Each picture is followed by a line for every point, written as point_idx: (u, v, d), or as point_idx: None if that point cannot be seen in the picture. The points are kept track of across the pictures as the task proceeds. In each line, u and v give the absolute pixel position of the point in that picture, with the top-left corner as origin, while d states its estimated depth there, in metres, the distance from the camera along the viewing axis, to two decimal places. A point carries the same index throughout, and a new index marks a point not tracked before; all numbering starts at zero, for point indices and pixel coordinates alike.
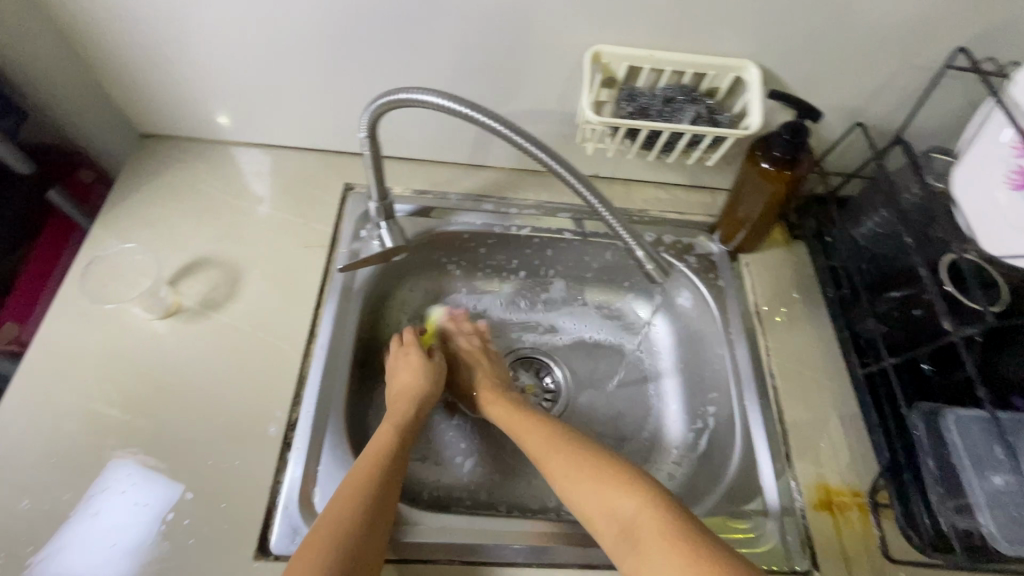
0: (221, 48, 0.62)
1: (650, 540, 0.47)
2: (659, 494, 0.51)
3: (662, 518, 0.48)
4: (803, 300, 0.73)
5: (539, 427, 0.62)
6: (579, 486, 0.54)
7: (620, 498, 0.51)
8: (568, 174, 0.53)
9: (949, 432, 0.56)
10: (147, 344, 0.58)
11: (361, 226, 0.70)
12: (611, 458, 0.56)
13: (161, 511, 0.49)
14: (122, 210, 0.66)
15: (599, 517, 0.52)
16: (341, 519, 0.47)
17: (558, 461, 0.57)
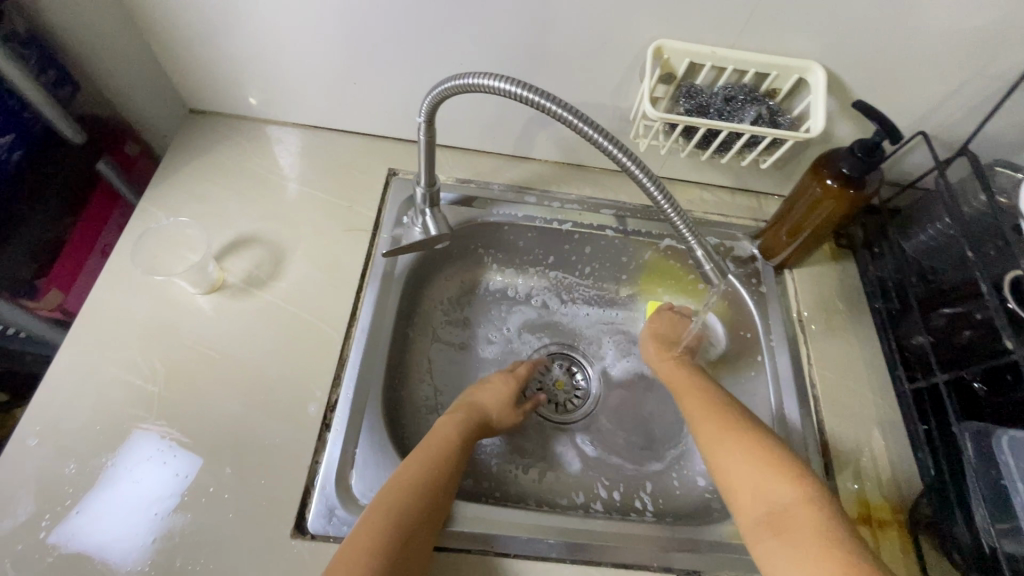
0: (279, 36, 0.64)
1: (802, 533, 0.49)
2: (823, 493, 0.52)
3: (819, 518, 0.50)
4: (846, 311, 0.72)
5: (706, 399, 0.64)
6: (738, 457, 0.56)
7: (778, 483, 0.53)
8: (639, 170, 0.50)
9: (1002, 455, 0.54)
10: (192, 318, 0.62)
11: (404, 211, 0.72)
12: (776, 442, 0.57)
13: (198, 482, 0.54)
14: (174, 186, 0.70)
15: (750, 494, 0.54)
16: (388, 521, 0.51)
17: (724, 430, 0.60)
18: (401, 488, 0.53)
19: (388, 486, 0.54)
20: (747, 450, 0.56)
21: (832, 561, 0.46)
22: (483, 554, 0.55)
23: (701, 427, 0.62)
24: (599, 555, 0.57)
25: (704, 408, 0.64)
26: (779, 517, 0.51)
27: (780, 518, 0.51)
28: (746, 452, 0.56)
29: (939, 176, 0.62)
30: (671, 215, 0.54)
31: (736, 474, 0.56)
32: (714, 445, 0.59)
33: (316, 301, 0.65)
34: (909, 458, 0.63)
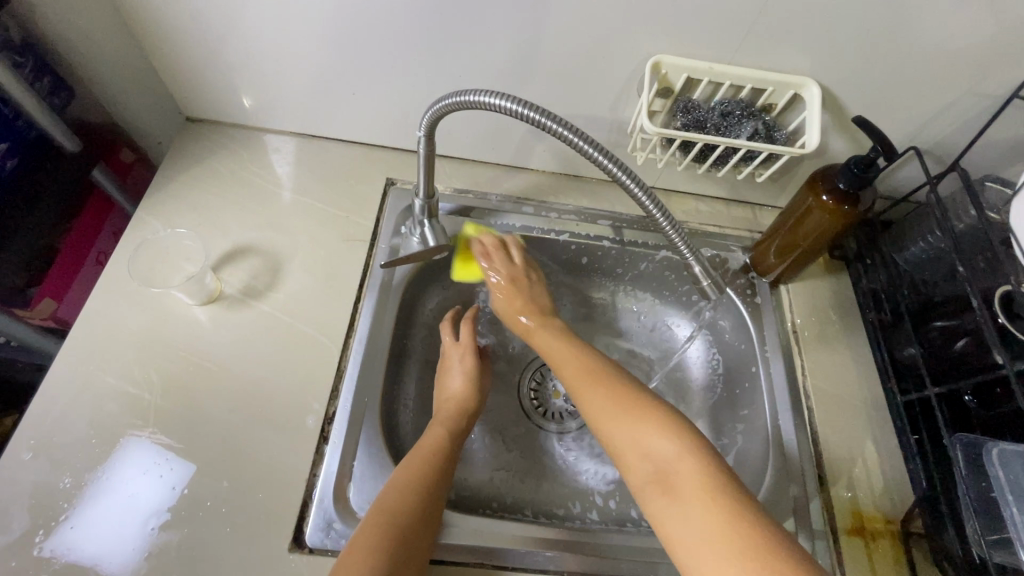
0: (277, 47, 0.64)
1: (687, 491, 0.45)
2: (704, 448, 0.48)
3: (701, 474, 0.46)
4: (840, 322, 0.73)
5: (586, 358, 0.60)
6: (614, 416, 0.53)
7: (657, 441, 0.49)
8: (635, 187, 0.51)
9: (992, 467, 0.54)
10: (189, 329, 0.62)
11: (402, 221, 0.73)
12: (650, 399, 0.54)
13: (195, 497, 0.53)
14: (170, 196, 0.70)
15: (634, 454, 0.50)
16: (379, 535, 0.49)
17: (586, 391, 0.57)
18: (389, 509, 0.52)
19: (375, 507, 0.52)
20: (628, 411, 0.52)
21: (723, 523, 0.42)
22: (481, 566, 0.55)
23: (580, 388, 0.57)
24: (596, 568, 0.57)
25: (570, 368, 0.60)
26: (666, 478, 0.47)
27: (666, 478, 0.47)
28: (632, 412, 0.52)
29: (931, 191, 0.63)
30: (668, 229, 0.55)
31: (618, 436, 0.51)
32: (598, 405, 0.55)
33: (314, 312, 0.65)
34: (901, 469, 0.64)
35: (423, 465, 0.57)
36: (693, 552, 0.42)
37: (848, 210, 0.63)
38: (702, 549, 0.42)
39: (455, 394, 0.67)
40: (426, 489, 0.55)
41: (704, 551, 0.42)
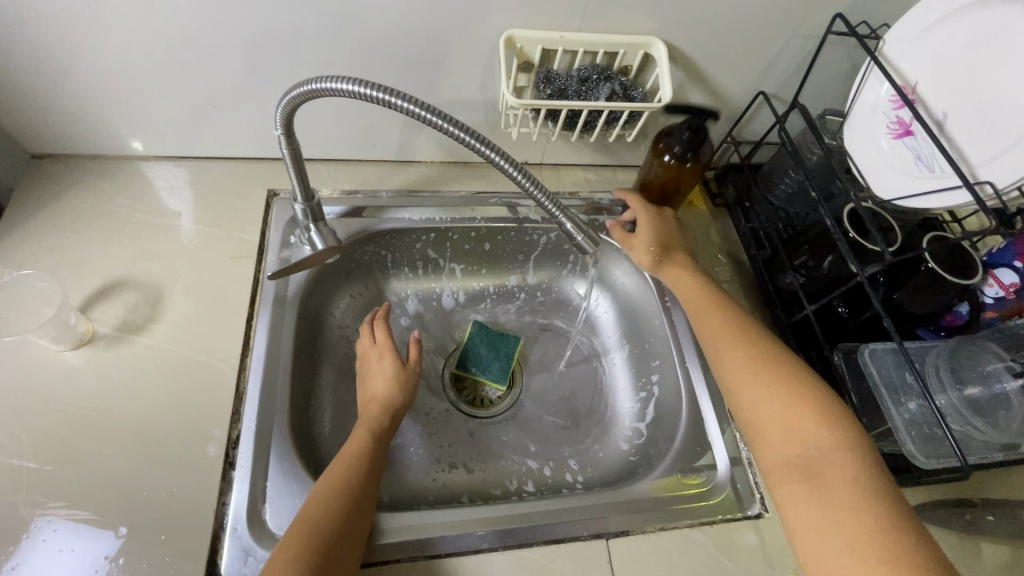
0: (114, 67, 0.60)
1: (831, 479, 0.48)
2: (858, 442, 0.50)
3: (850, 470, 0.48)
4: (727, 263, 0.77)
5: (731, 333, 0.61)
6: (764, 400, 0.55)
7: (813, 431, 0.51)
8: (498, 159, 0.50)
9: (868, 366, 0.61)
10: (60, 377, 0.57)
11: (290, 231, 0.70)
12: (817, 388, 0.54)
13: (88, 553, 0.49)
14: (23, 240, 0.64)
15: (780, 439, 0.53)
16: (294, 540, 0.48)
17: (738, 367, 0.58)
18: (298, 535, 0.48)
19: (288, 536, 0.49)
20: (784, 394, 0.54)
21: (863, 523, 0.45)
22: (416, 558, 0.55)
23: (728, 358, 0.59)
24: (531, 536, 0.57)
25: (729, 349, 0.60)
26: (810, 465, 0.50)
27: (814, 470, 0.49)
28: (784, 394, 0.54)
29: (781, 129, 0.69)
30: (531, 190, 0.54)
31: (771, 425, 0.54)
32: (747, 385, 0.57)
33: (204, 337, 0.61)
34: None
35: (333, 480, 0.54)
36: (822, 545, 0.46)
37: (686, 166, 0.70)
38: (830, 547, 0.45)
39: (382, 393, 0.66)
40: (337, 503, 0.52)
41: (832, 543, 0.45)
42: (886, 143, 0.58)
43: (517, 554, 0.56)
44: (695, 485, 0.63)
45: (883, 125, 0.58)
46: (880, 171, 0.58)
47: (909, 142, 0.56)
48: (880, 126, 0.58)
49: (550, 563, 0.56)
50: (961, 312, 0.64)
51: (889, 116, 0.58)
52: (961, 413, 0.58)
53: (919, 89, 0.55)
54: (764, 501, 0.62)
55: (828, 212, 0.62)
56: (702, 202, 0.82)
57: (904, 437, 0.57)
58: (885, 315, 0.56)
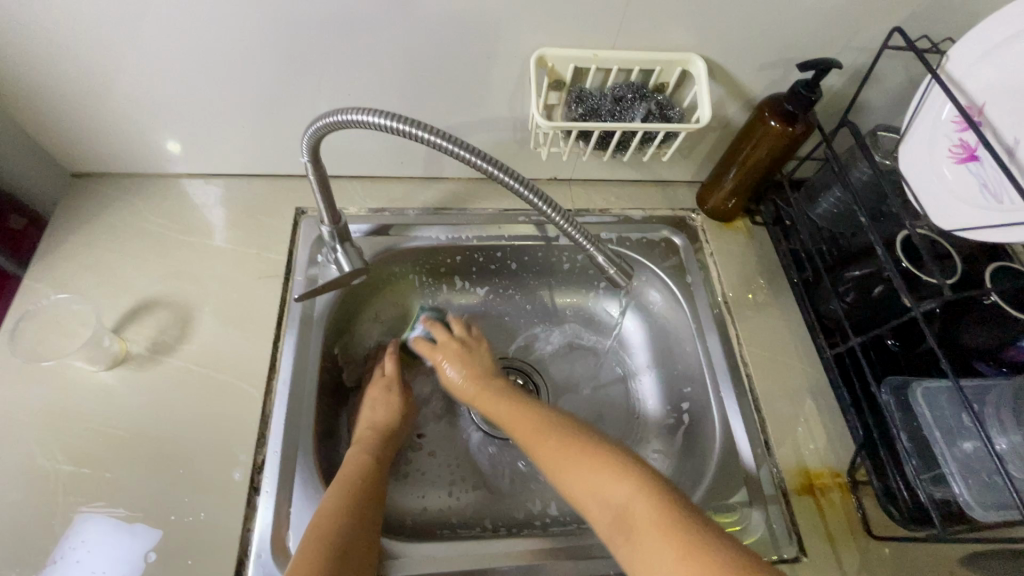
0: (148, 85, 0.61)
1: (643, 529, 0.46)
2: (657, 482, 0.50)
3: (655, 509, 0.47)
4: (768, 286, 0.74)
5: (513, 406, 0.63)
6: (554, 451, 0.56)
7: (614, 483, 0.50)
8: (522, 189, 0.50)
9: (918, 405, 0.58)
10: (93, 395, 0.58)
11: (317, 250, 0.70)
12: (602, 443, 0.55)
13: (106, 528, 0.52)
14: (61, 257, 0.65)
15: (592, 501, 0.51)
16: (314, 548, 0.49)
17: (528, 432, 0.59)
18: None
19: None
20: (576, 446, 0.55)
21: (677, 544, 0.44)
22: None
23: (529, 439, 0.59)
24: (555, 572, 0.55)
25: (516, 415, 0.62)
26: (625, 519, 0.48)
27: (624, 510, 0.48)
28: (575, 445, 0.55)
29: (828, 148, 0.66)
30: (557, 220, 0.54)
31: (567, 473, 0.53)
32: (551, 456, 0.56)
33: (233, 358, 0.62)
34: (841, 422, 0.65)
35: (341, 511, 0.53)
36: None
37: (794, 130, 0.64)
38: None
39: (388, 424, 0.67)
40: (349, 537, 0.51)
41: None
42: (947, 168, 0.53)
43: None
44: (728, 522, 0.60)
45: (944, 147, 0.53)
46: (941, 199, 0.54)
47: (974, 168, 0.51)
48: (941, 148, 0.54)
49: None
50: None
51: (952, 139, 0.53)
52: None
53: (986, 111, 0.50)
54: (802, 544, 0.58)
55: (879, 240, 0.59)
56: (740, 220, 0.80)
57: (960, 483, 0.53)
58: (943, 358, 0.53)
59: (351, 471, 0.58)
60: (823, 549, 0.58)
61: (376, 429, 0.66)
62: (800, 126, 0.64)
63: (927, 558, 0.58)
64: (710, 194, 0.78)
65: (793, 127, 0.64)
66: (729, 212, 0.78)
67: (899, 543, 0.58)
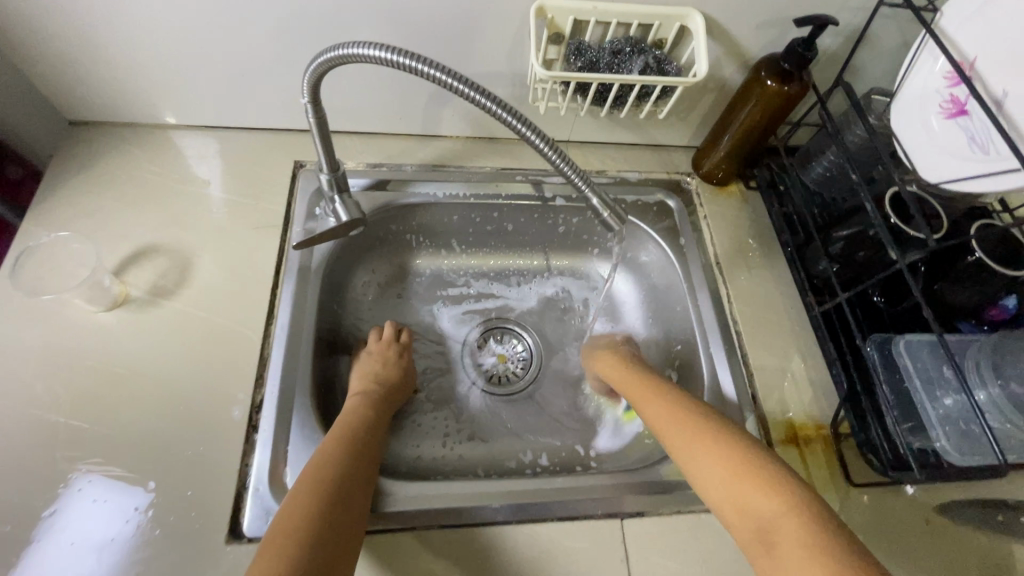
0: (146, 30, 0.61)
1: (786, 547, 0.44)
2: (807, 499, 0.47)
3: (803, 528, 0.44)
4: (760, 248, 0.76)
5: (665, 403, 0.61)
6: (715, 466, 0.52)
7: (759, 497, 0.48)
8: (527, 131, 0.50)
9: (901, 358, 0.60)
10: (92, 336, 0.58)
11: (315, 203, 0.71)
12: (752, 450, 0.52)
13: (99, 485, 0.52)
14: (58, 203, 0.66)
15: (731, 512, 0.49)
16: (310, 491, 0.49)
17: (683, 447, 0.55)
18: (288, 525, 0.46)
19: (271, 530, 0.46)
20: (731, 460, 0.52)
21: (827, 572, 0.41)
22: (389, 530, 0.54)
23: (670, 436, 0.57)
24: (546, 511, 0.56)
25: (672, 428, 0.58)
26: (768, 535, 0.46)
27: (768, 525, 0.46)
28: (728, 460, 0.52)
29: (823, 109, 0.66)
30: (554, 160, 0.53)
31: (719, 480, 0.51)
32: (693, 459, 0.54)
33: (231, 303, 0.63)
34: (826, 377, 0.67)
35: (338, 458, 0.53)
36: None
37: (789, 89, 0.65)
38: None
39: (388, 377, 0.68)
40: (344, 479, 0.51)
41: None
42: (938, 125, 0.54)
43: (533, 528, 0.55)
44: None
45: (934, 104, 0.54)
46: (932, 155, 0.55)
47: (963, 122, 0.52)
48: (931, 105, 0.54)
49: (563, 539, 0.55)
50: (1008, 306, 0.60)
51: (942, 95, 0.54)
52: (1002, 411, 0.55)
53: (977, 65, 0.51)
54: None
55: (869, 197, 0.60)
56: (734, 185, 0.81)
57: (939, 433, 0.55)
58: (929, 312, 0.53)
59: (349, 422, 0.58)
60: None
61: (377, 380, 0.67)
62: (795, 86, 0.64)
63: (903, 504, 0.60)
64: (704, 157, 0.79)
65: (789, 87, 0.64)
66: (724, 176, 0.79)
67: (877, 490, 0.61)
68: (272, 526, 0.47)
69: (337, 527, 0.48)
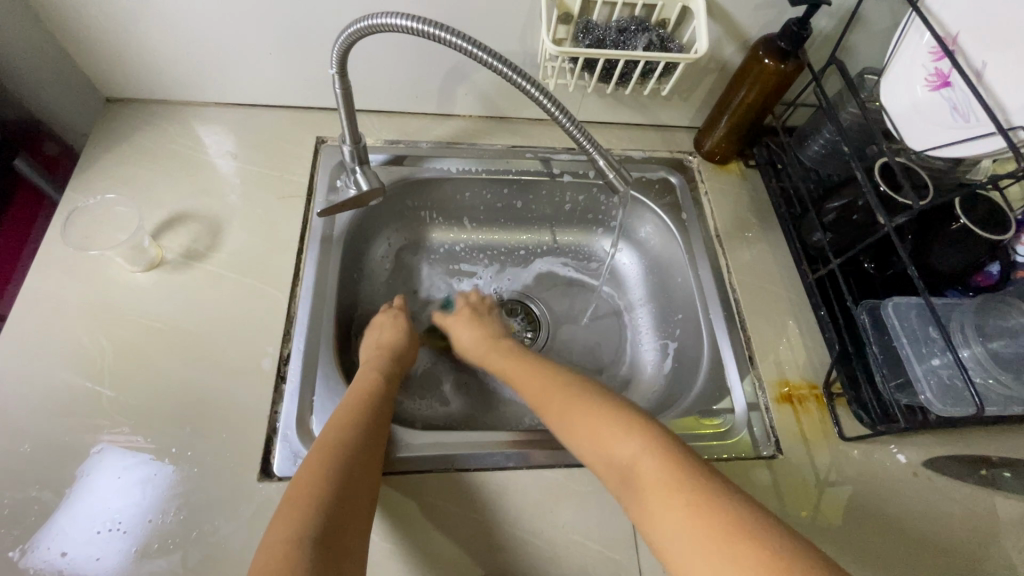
0: (182, 11, 0.65)
1: (643, 478, 0.47)
2: (654, 431, 0.51)
3: (653, 456, 0.48)
4: (757, 222, 0.79)
5: (532, 371, 0.65)
6: (586, 422, 0.54)
7: (616, 437, 0.52)
8: (543, 96, 0.54)
9: (890, 319, 0.63)
10: (132, 293, 0.63)
11: (336, 175, 0.75)
12: (608, 399, 0.57)
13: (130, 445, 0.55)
14: (98, 173, 0.70)
15: (598, 459, 0.52)
16: (322, 460, 0.50)
17: (559, 413, 0.58)
18: (302, 489, 0.48)
19: (287, 496, 0.48)
20: (600, 414, 0.54)
21: (678, 497, 0.44)
22: (406, 474, 0.58)
23: (540, 401, 0.61)
24: (554, 459, 0.60)
25: (549, 395, 0.60)
26: (629, 472, 0.49)
27: (627, 462, 0.50)
28: (593, 414, 0.55)
29: (818, 86, 0.69)
30: (566, 124, 0.57)
31: (582, 431, 0.54)
32: (561, 417, 0.57)
33: (259, 266, 0.67)
34: (819, 341, 0.70)
35: (345, 426, 0.55)
36: (675, 547, 0.43)
37: (786, 67, 0.68)
38: (687, 550, 0.42)
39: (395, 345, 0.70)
40: (355, 445, 0.53)
41: (689, 545, 0.42)
42: (925, 96, 0.58)
43: (541, 474, 0.59)
44: (712, 425, 0.65)
45: (921, 77, 0.58)
46: (921, 124, 0.58)
47: (946, 93, 0.56)
48: (918, 78, 0.58)
49: (569, 484, 0.59)
50: (992, 271, 0.65)
51: (928, 69, 0.57)
52: (984, 367, 0.59)
53: (960, 40, 0.54)
54: (778, 444, 0.64)
55: (861, 167, 0.63)
56: (734, 163, 0.84)
57: (924, 386, 0.58)
58: (916, 274, 0.56)
59: (355, 394, 0.59)
60: (797, 448, 0.63)
61: (381, 347, 0.69)
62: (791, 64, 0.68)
63: (891, 458, 0.64)
64: (705, 136, 0.82)
65: (785, 64, 0.68)
66: (724, 154, 0.83)
67: (865, 445, 0.64)
68: (288, 493, 0.48)
69: (354, 487, 0.50)
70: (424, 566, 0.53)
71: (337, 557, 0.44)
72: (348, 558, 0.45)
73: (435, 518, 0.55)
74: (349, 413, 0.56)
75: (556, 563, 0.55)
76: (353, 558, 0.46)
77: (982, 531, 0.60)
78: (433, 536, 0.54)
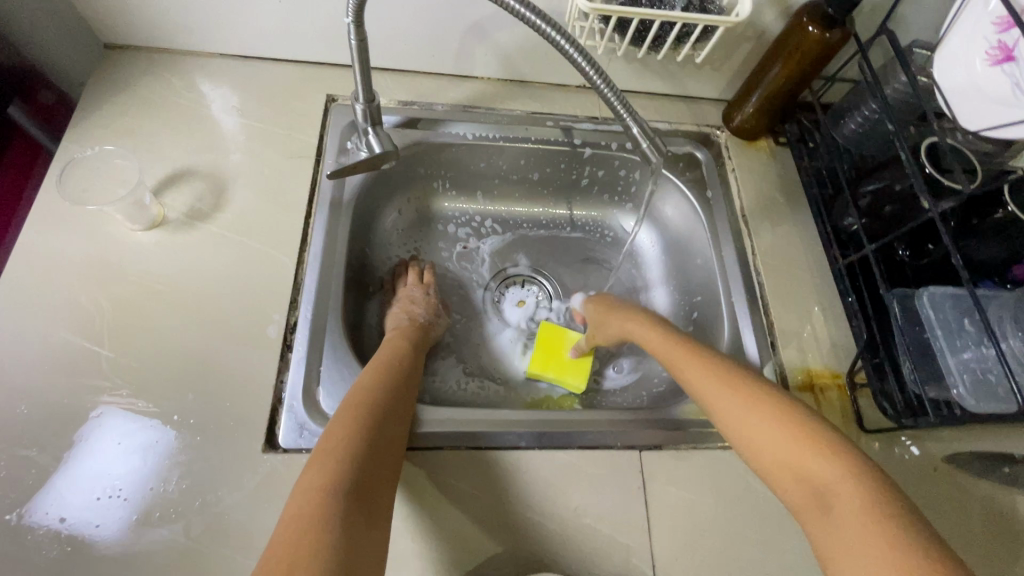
0: None
1: (846, 512, 0.41)
2: (869, 467, 0.44)
3: (861, 493, 0.42)
4: (786, 203, 0.76)
5: (697, 357, 0.56)
6: (768, 435, 0.48)
7: (818, 460, 0.45)
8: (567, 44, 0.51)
9: (924, 310, 0.61)
10: (132, 252, 0.60)
11: (347, 137, 0.71)
12: (804, 413, 0.49)
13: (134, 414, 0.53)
14: (95, 124, 0.66)
15: (788, 479, 0.46)
16: (350, 421, 0.49)
17: (735, 419, 0.51)
18: (328, 446, 0.47)
19: (317, 449, 0.47)
20: (790, 429, 0.48)
21: (878, 540, 0.38)
22: (415, 450, 0.56)
23: (705, 395, 0.53)
24: (567, 439, 0.59)
25: (719, 395, 0.52)
26: (826, 503, 0.43)
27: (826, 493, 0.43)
28: (782, 428, 0.48)
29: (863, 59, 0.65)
30: (600, 85, 0.54)
31: (764, 446, 0.48)
32: (738, 419, 0.50)
33: (266, 229, 0.64)
34: (845, 330, 0.68)
35: (376, 387, 0.54)
36: None
37: (830, 37, 0.64)
38: None
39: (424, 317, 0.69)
40: (383, 404, 0.52)
41: None
42: (983, 72, 0.54)
43: (554, 455, 0.58)
44: None
45: (980, 52, 0.54)
46: (977, 101, 0.55)
47: (1008, 69, 0.52)
48: (977, 53, 0.54)
49: (582, 465, 0.57)
50: None
51: (989, 41, 0.53)
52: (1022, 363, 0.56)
53: None
54: None
55: (908, 148, 0.59)
56: (763, 140, 0.80)
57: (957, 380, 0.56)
58: (959, 263, 0.52)
59: (381, 358, 0.59)
60: None
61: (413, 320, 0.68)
62: (836, 33, 0.63)
63: (912, 450, 0.62)
64: (737, 108, 0.78)
65: (830, 33, 0.63)
66: (754, 131, 0.79)
67: (887, 437, 0.62)
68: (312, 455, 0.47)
69: (376, 449, 0.48)
70: (433, 542, 0.52)
71: (362, 511, 0.43)
72: (372, 513, 0.43)
73: (444, 493, 0.54)
74: (376, 377, 0.55)
75: (566, 545, 0.53)
76: (379, 517, 0.44)
77: (1002, 528, 0.59)
78: (442, 513, 0.53)
